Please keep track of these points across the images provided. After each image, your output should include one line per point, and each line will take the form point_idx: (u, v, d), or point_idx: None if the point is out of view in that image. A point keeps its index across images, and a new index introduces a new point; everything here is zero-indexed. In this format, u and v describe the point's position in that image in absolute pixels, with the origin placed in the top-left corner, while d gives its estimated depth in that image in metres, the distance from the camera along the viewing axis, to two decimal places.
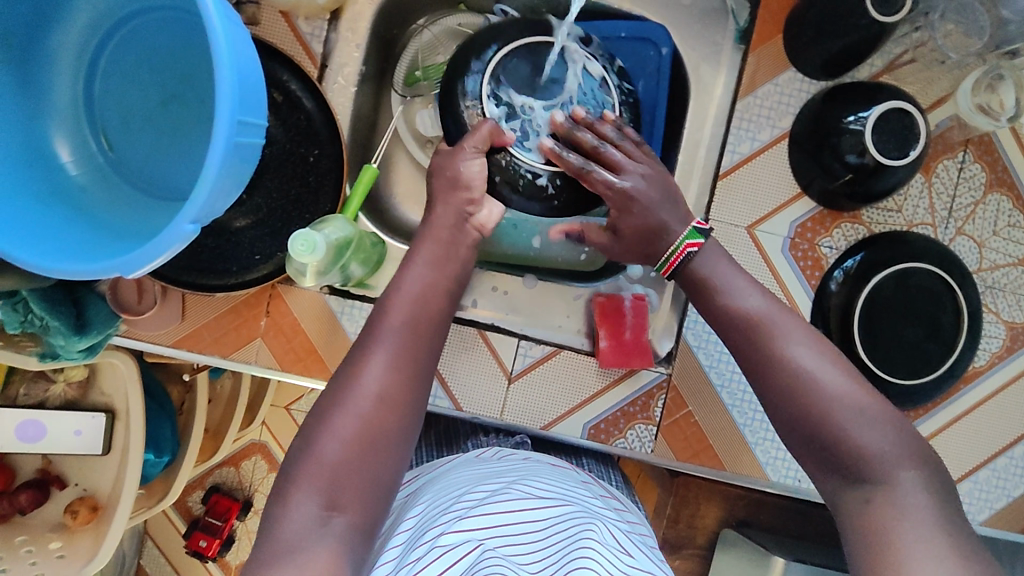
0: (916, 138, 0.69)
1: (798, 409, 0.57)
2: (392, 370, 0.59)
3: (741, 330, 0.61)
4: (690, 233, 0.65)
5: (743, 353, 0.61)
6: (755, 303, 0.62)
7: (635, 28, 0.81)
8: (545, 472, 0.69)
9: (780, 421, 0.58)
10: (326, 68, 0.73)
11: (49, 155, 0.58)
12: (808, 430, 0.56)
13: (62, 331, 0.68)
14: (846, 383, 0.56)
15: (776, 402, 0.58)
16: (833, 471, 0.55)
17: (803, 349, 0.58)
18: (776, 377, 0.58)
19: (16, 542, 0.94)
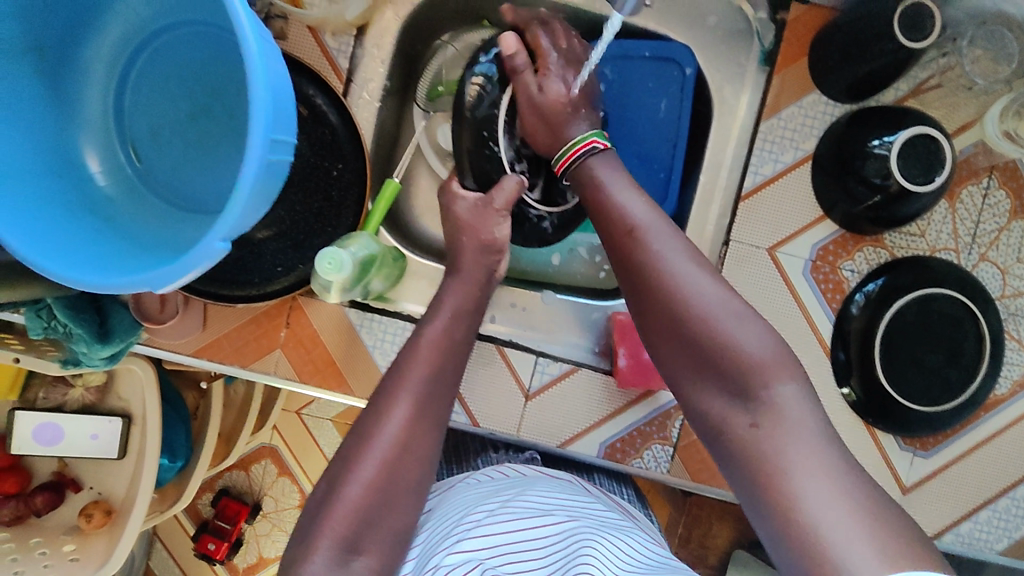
0: (941, 163, 0.68)
1: (673, 316, 0.54)
2: (416, 400, 0.60)
3: (620, 237, 0.59)
4: (595, 133, 0.68)
5: (625, 261, 0.58)
6: (637, 209, 0.60)
7: (658, 48, 0.79)
8: (547, 486, 0.68)
9: (658, 332, 0.55)
10: (351, 82, 0.73)
11: (80, 168, 0.59)
12: (686, 338, 0.53)
13: (85, 339, 0.68)
14: (718, 290, 0.53)
15: (653, 309, 0.55)
16: (710, 381, 0.51)
17: (679, 253, 0.56)
18: (653, 281, 0.55)
19: (31, 544, 0.94)
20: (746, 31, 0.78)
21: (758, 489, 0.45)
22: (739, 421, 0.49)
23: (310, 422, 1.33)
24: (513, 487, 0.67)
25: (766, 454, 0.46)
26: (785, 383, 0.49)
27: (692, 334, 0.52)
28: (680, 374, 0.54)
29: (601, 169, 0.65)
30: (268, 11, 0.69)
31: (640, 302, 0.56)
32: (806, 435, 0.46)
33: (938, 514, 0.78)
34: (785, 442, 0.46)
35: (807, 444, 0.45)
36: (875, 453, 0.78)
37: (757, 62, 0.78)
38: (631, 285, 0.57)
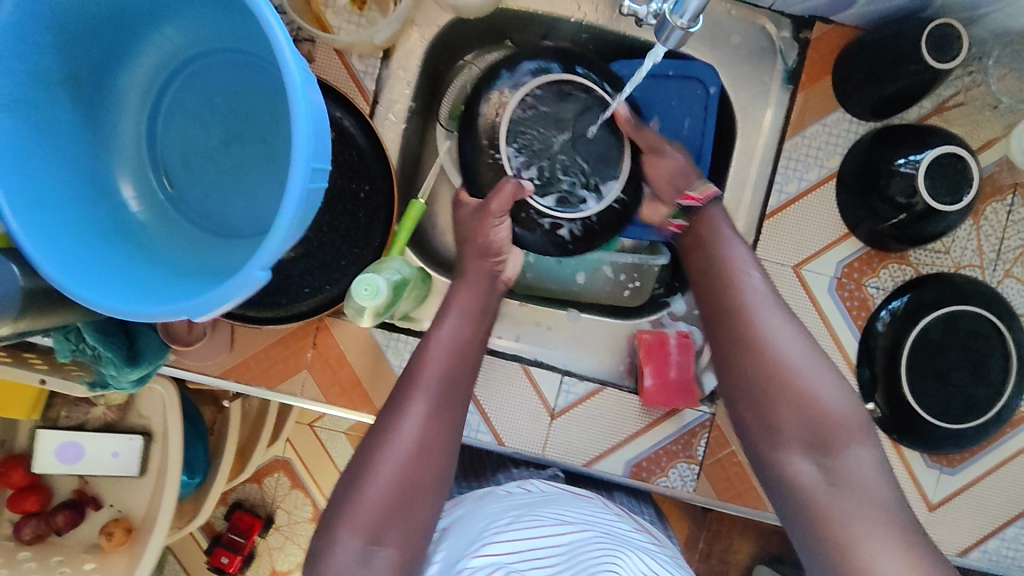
0: (968, 182, 0.69)
1: (764, 374, 0.60)
2: (431, 409, 0.60)
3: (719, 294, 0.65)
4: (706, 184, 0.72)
5: (721, 311, 0.64)
6: (742, 264, 0.66)
7: (681, 68, 0.79)
8: (567, 501, 0.68)
9: (746, 380, 0.61)
10: (377, 104, 0.74)
11: (113, 194, 0.59)
12: (774, 392, 0.59)
13: (115, 362, 0.67)
14: (807, 359, 0.60)
15: (746, 361, 0.61)
16: (793, 439, 0.58)
17: (776, 312, 0.62)
18: (750, 335, 0.61)
19: (52, 562, 0.93)
20: (769, 50, 0.79)
21: (822, 538, 0.54)
22: (815, 478, 0.56)
23: (323, 436, 1.33)
24: (533, 501, 0.67)
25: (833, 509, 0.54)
26: (859, 451, 0.57)
27: (782, 390, 0.59)
28: (758, 422, 0.60)
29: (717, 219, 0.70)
30: (297, 34, 0.70)
31: (729, 353, 0.62)
32: (878, 501, 0.54)
33: (964, 532, 0.78)
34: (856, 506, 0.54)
35: (878, 507, 0.54)
36: (901, 470, 0.78)
37: (781, 81, 0.78)
38: (723, 334, 0.63)
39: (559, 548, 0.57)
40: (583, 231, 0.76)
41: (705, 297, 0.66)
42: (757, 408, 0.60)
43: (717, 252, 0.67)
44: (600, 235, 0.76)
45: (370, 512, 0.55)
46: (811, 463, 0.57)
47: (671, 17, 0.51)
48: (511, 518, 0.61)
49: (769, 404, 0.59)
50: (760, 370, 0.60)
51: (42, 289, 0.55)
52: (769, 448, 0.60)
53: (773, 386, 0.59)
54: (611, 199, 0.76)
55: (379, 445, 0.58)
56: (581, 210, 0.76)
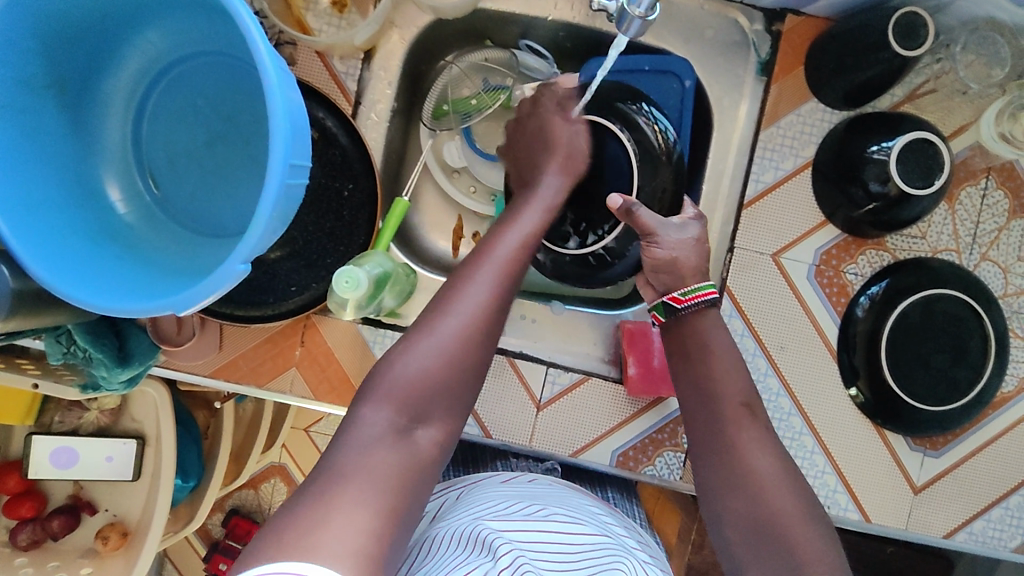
0: (939, 167, 0.70)
1: (747, 504, 0.57)
2: (474, 317, 0.57)
3: (709, 412, 0.62)
4: (658, 307, 0.70)
5: (713, 443, 0.61)
6: (730, 392, 0.62)
7: (657, 62, 0.82)
8: (570, 498, 0.68)
9: (728, 513, 0.58)
10: (359, 104, 0.75)
11: (101, 197, 0.61)
12: (763, 526, 0.55)
13: (105, 363, 0.68)
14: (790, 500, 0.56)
15: (731, 497, 0.58)
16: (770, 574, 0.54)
17: (767, 445, 0.59)
18: (738, 464, 0.59)
19: (49, 568, 0.95)
20: (742, 44, 0.81)
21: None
22: None
23: (318, 441, 1.33)
24: (541, 494, 0.66)
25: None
26: None
27: (769, 529, 0.55)
28: (745, 556, 0.56)
29: (710, 336, 0.66)
30: (279, 38, 0.72)
31: (718, 488, 0.59)
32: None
33: (950, 514, 0.79)
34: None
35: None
36: (884, 454, 0.79)
37: (754, 73, 0.80)
38: (711, 463, 0.61)
39: (568, 539, 0.57)
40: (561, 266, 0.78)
41: (694, 420, 0.63)
42: (745, 542, 0.56)
43: (709, 372, 0.64)
44: (573, 273, 0.78)
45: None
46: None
47: (629, 7, 0.54)
48: (522, 508, 0.61)
49: (758, 540, 0.55)
50: (747, 505, 0.57)
51: (31, 290, 0.56)
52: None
53: (763, 523, 0.56)
54: (592, 250, 0.76)
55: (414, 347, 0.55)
56: (561, 247, 0.77)
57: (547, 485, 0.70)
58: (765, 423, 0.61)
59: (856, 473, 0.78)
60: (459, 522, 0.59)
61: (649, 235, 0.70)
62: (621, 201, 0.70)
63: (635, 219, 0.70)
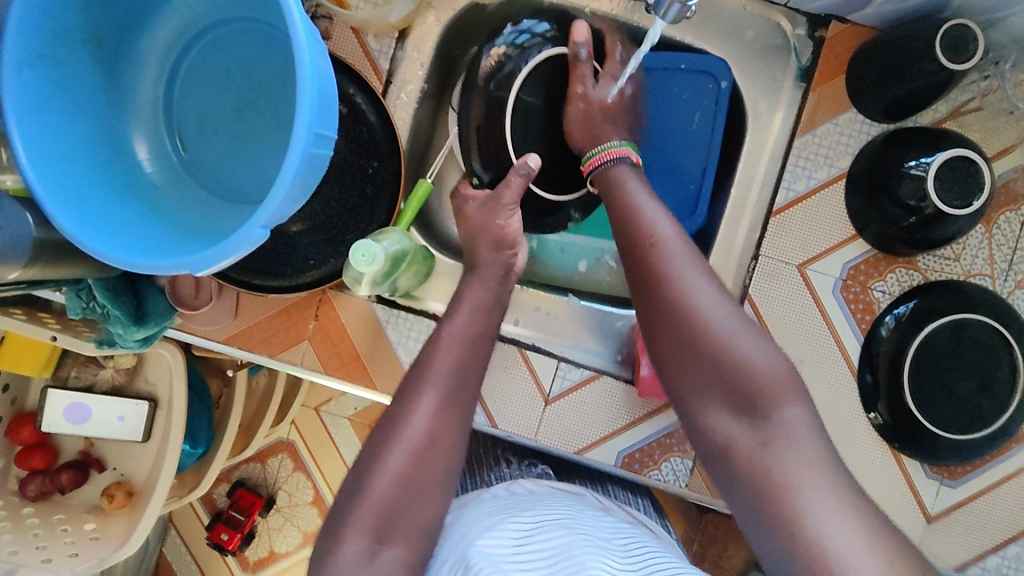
0: (979, 187, 0.67)
1: (682, 334, 0.54)
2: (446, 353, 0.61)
3: (639, 245, 0.59)
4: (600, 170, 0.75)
5: (639, 270, 0.58)
6: (657, 218, 0.61)
7: (695, 61, 0.81)
8: (559, 501, 0.65)
9: (669, 345, 0.55)
10: (390, 84, 0.76)
11: (130, 154, 0.62)
12: (693, 347, 0.54)
13: (122, 321, 0.69)
14: (725, 316, 0.54)
15: (665, 325, 0.56)
16: (721, 401, 0.52)
17: (688, 258, 0.57)
18: (667, 295, 0.56)
19: (53, 520, 0.96)
20: (783, 47, 0.79)
21: (770, 504, 0.46)
22: (749, 441, 0.50)
23: (328, 420, 1.34)
24: (529, 500, 0.65)
25: (774, 470, 0.47)
26: (792, 407, 0.50)
27: (697, 341, 0.54)
28: (685, 387, 0.55)
29: (624, 178, 0.66)
30: (315, 12, 0.73)
31: (648, 311, 0.57)
32: (816, 456, 0.47)
33: (963, 547, 0.76)
34: (796, 460, 0.47)
35: (820, 464, 0.47)
36: (899, 479, 0.76)
37: (793, 78, 0.79)
38: (643, 297, 0.58)
39: (554, 548, 0.55)
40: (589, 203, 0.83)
41: (624, 255, 0.61)
42: (680, 371, 0.55)
43: (636, 207, 0.62)
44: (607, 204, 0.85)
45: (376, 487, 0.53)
46: (742, 425, 0.51)
47: None
48: (507, 514, 0.60)
49: (692, 365, 0.54)
50: (674, 326, 0.55)
51: (53, 241, 0.57)
52: (693, 414, 0.55)
53: (690, 340, 0.54)
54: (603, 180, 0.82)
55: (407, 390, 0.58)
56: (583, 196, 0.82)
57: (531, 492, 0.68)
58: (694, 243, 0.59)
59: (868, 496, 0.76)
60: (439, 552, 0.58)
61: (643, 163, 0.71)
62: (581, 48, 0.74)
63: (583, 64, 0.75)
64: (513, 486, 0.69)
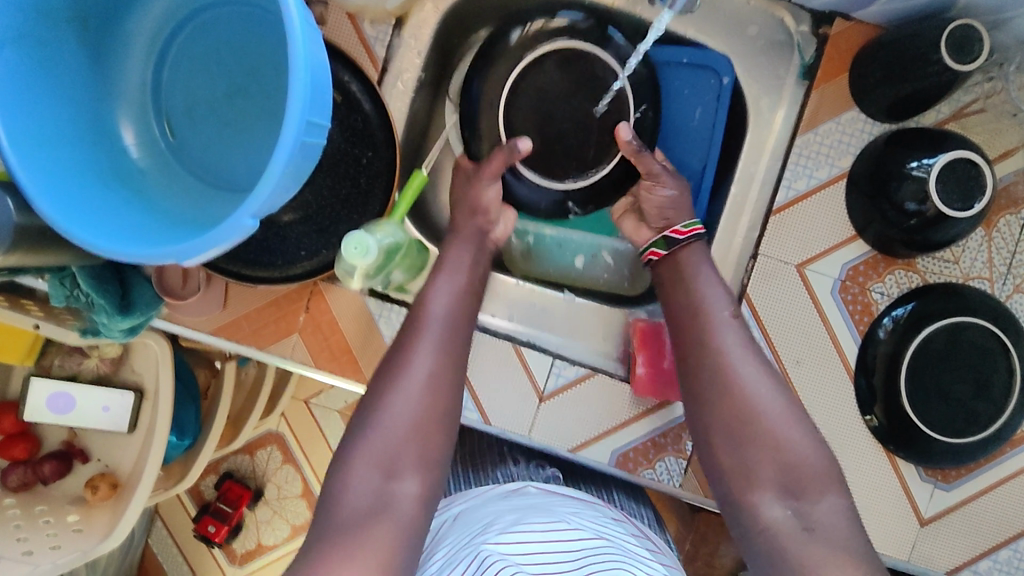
0: (981, 189, 0.67)
1: (733, 413, 0.58)
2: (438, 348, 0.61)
3: (697, 324, 0.64)
4: (656, 242, 0.72)
5: (694, 347, 0.63)
6: (717, 305, 0.64)
7: (696, 56, 0.83)
8: (570, 506, 0.66)
9: (718, 421, 0.59)
10: (386, 72, 0.74)
11: (115, 138, 0.60)
12: (744, 433, 0.58)
13: (107, 310, 0.67)
14: (773, 402, 0.58)
15: (714, 400, 0.60)
16: (764, 481, 0.56)
17: (746, 350, 0.61)
18: (722, 374, 0.60)
19: (36, 511, 0.94)
20: (786, 43, 0.78)
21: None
22: (788, 525, 0.53)
23: (318, 414, 1.32)
24: (541, 502, 0.65)
25: (810, 557, 0.51)
26: (830, 497, 0.54)
27: (751, 427, 0.57)
28: (729, 461, 0.58)
29: (689, 258, 0.69)
30: None
31: (700, 389, 0.61)
32: (853, 549, 0.51)
33: (955, 550, 0.76)
34: (836, 553, 0.50)
35: (853, 555, 0.51)
36: (893, 482, 0.76)
37: (796, 76, 0.77)
38: (696, 374, 0.62)
39: (571, 547, 0.55)
40: (582, 202, 0.85)
41: (678, 334, 0.65)
42: (728, 452, 0.58)
43: (694, 288, 0.66)
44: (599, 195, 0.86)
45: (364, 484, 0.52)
46: (782, 508, 0.54)
47: None
48: (522, 517, 0.60)
49: (741, 450, 0.57)
50: (729, 411, 0.59)
51: (36, 227, 0.56)
52: (733, 490, 0.58)
53: (743, 427, 0.58)
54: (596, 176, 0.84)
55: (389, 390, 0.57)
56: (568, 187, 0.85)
57: (540, 494, 0.68)
58: (749, 333, 0.63)
59: (862, 499, 0.76)
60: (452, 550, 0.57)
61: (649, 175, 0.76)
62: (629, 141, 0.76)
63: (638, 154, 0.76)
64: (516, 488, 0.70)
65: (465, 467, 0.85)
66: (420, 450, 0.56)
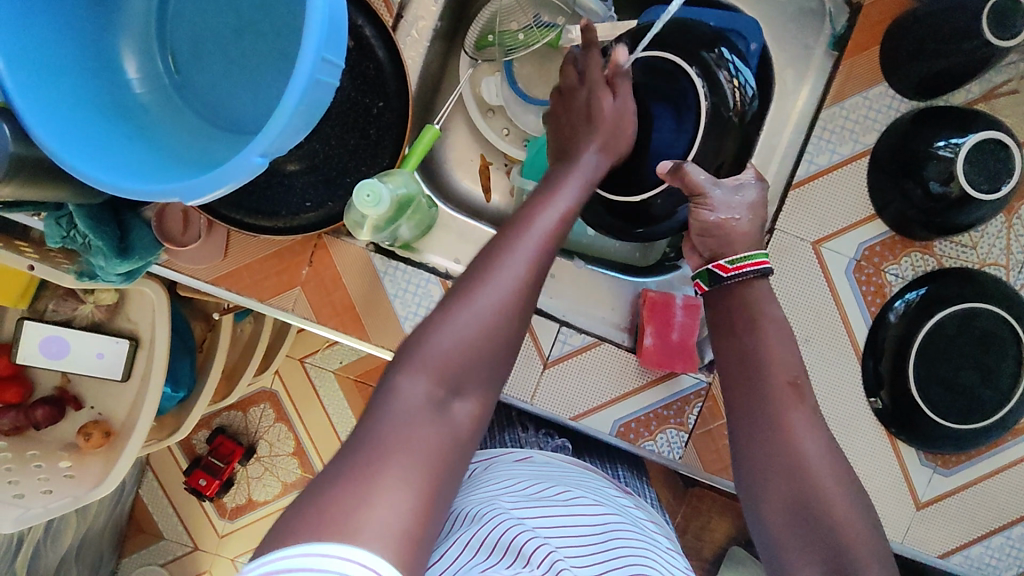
0: (1009, 172, 0.65)
1: (794, 479, 0.55)
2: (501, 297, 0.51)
3: (759, 382, 0.59)
4: (699, 274, 0.66)
5: (752, 401, 0.59)
6: (783, 365, 0.59)
7: (725, 20, 0.77)
8: (578, 478, 0.66)
9: (776, 485, 0.55)
10: (401, 18, 0.71)
11: (117, 69, 0.57)
12: (802, 506, 0.54)
13: (104, 252, 0.66)
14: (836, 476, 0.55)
15: (774, 463, 0.56)
16: (816, 556, 0.52)
17: (813, 414, 0.57)
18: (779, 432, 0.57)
19: (27, 456, 0.93)
20: (819, 12, 0.77)
21: None
22: None
23: (312, 372, 1.31)
24: (556, 475, 0.65)
25: None
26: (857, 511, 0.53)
27: (811, 498, 0.54)
28: (781, 529, 0.55)
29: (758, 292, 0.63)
30: None
31: (758, 451, 0.57)
32: None
33: (949, 535, 0.76)
34: None
35: None
36: (893, 466, 0.75)
37: (826, 46, 0.77)
38: (757, 429, 0.58)
39: (592, 526, 0.55)
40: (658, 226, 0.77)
41: (729, 375, 0.61)
42: (783, 517, 0.55)
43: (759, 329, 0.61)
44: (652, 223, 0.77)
45: None
46: None
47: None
48: (539, 488, 0.59)
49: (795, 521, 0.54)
50: (788, 475, 0.55)
51: (34, 158, 0.53)
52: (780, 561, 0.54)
53: (803, 495, 0.54)
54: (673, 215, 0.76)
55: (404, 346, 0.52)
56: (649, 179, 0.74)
57: (552, 464, 0.68)
58: (811, 402, 0.58)
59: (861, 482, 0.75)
60: (470, 504, 0.56)
61: (696, 193, 0.66)
62: (669, 163, 0.68)
63: (685, 177, 0.66)
64: (524, 456, 0.69)
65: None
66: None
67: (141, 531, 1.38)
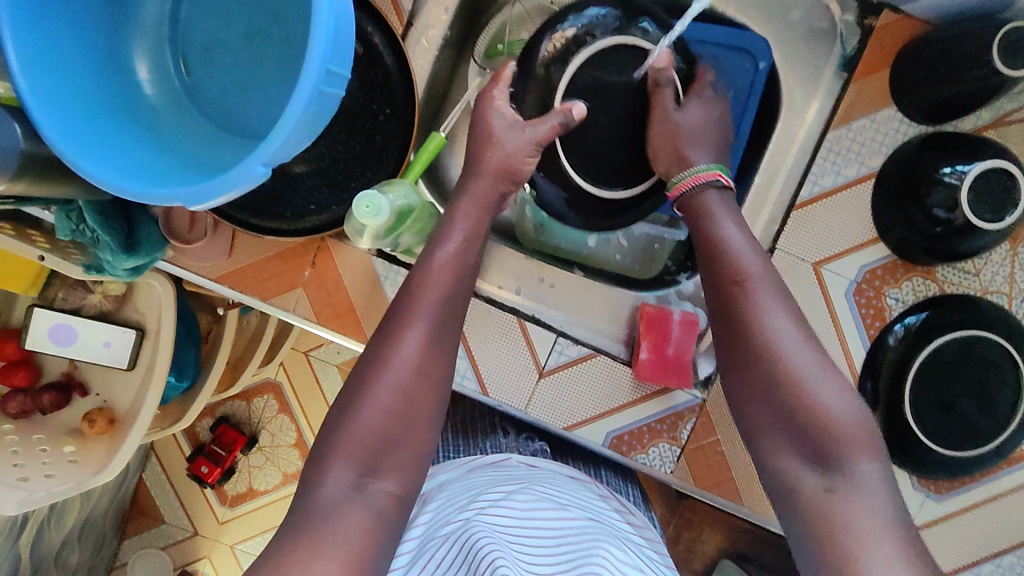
0: (1014, 203, 0.64)
1: (763, 369, 0.56)
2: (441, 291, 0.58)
3: (728, 283, 0.60)
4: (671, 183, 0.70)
5: (721, 310, 0.60)
6: (747, 261, 0.61)
7: (735, 38, 0.81)
8: (552, 477, 0.68)
9: (747, 377, 0.57)
10: (411, 26, 0.72)
11: (130, 73, 0.58)
12: (768, 393, 0.55)
13: (111, 247, 0.67)
14: (809, 356, 0.55)
15: (744, 361, 0.57)
16: (794, 446, 0.53)
17: (780, 307, 0.58)
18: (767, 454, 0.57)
19: (33, 439, 0.95)
20: (829, 32, 0.77)
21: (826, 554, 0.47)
22: (815, 486, 0.51)
23: (316, 365, 1.33)
24: (530, 476, 0.67)
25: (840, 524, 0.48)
26: None
27: (779, 388, 0.54)
28: (761, 420, 0.55)
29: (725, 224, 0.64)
30: None
31: (734, 346, 0.58)
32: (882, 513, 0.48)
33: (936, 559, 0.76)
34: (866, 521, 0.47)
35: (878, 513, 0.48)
36: None
37: (835, 67, 0.77)
38: (725, 336, 0.60)
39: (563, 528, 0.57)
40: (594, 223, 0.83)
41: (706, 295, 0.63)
42: (760, 409, 0.56)
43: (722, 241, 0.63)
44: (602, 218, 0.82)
45: (366, 423, 0.55)
46: (809, 470, 0.52)
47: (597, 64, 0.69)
48: (508, 491, 0.61)
49: (771, 414, 0.55)
50: (760, 368, 0.56)
51: (43, 156, 0.55)
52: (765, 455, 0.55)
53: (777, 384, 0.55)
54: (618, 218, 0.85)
55: (376, 372, 0.56)
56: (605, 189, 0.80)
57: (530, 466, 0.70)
58: (786, 294, 0.60)
59: None
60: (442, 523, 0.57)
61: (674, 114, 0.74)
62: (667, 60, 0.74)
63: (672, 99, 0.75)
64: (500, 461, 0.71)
65: (458, 432, 0.87)
66: (388, 472, 0.54)
67: (143, 515, 1.41)
